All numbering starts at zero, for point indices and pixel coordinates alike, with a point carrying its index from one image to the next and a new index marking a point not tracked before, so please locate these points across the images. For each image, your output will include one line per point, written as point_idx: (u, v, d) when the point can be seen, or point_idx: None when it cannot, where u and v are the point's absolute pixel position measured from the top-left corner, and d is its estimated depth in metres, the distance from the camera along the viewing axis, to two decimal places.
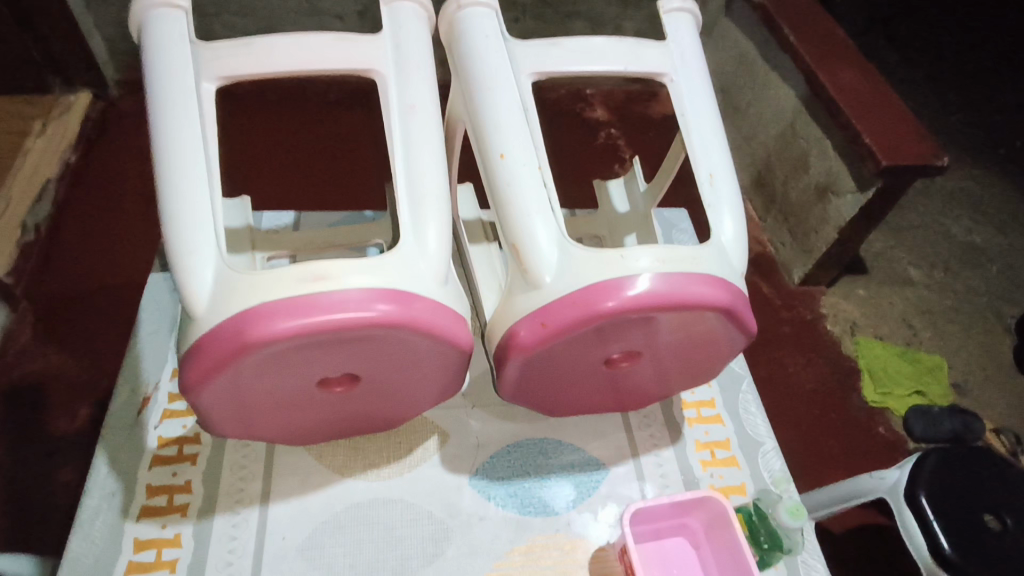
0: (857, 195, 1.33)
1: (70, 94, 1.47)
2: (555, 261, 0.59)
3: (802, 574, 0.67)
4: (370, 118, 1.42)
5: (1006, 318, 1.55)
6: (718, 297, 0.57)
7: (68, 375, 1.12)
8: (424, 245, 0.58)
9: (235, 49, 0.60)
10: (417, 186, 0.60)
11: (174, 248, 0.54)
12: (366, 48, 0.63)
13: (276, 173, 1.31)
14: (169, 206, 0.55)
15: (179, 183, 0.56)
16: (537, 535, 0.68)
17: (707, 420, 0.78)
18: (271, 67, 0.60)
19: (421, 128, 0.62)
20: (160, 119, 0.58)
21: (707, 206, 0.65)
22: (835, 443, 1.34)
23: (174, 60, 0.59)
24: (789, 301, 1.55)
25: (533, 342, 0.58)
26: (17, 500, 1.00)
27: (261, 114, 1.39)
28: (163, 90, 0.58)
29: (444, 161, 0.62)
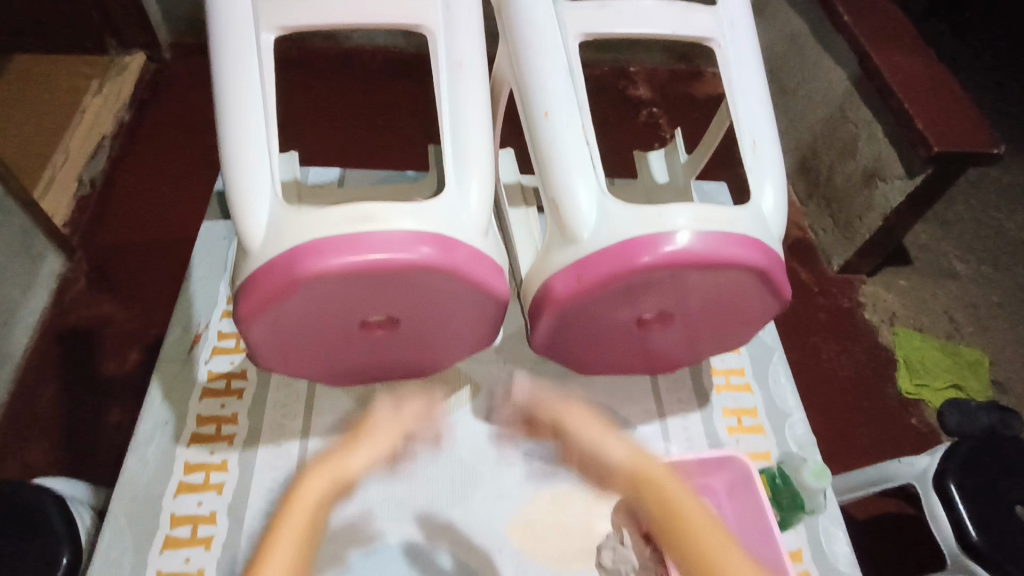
0: (905, 182, 1.31)
1: (127, 54, 1.53)
2: (593, 217, 0.60)
3: (822, 538, 0.68)
4: (413, 87, 1.44)
5: None
6: (754, 258, 0.58)
7: (120, 322, 1.19)
8: (467, 197, 0.59)
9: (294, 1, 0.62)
10: (462, 142, 0.61)
11: (232, 187, 0.57)
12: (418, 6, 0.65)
13: (321, 137, 1.34)
14: (229, 149, 0.58)
15: (240, 127, 0.58)
16: (562, 485, 0.70)
17: (735, 387, 0.79)
18: (328, 19, 0.62)
19: (469, 83, 0.63)
20: (223, 67, 0.60)
21: (749, 170, 0.64)
22: (865, 432, 1.33)
23: (237, 11, 0.62)
24: (827, 288, 1.52)
25: (568, 294, 0.60)
26: (71, 434, 1.07)
27: (308, 79, 1.42)
28: (226, 39, 0.61)
29: (489, 118, 0.64)
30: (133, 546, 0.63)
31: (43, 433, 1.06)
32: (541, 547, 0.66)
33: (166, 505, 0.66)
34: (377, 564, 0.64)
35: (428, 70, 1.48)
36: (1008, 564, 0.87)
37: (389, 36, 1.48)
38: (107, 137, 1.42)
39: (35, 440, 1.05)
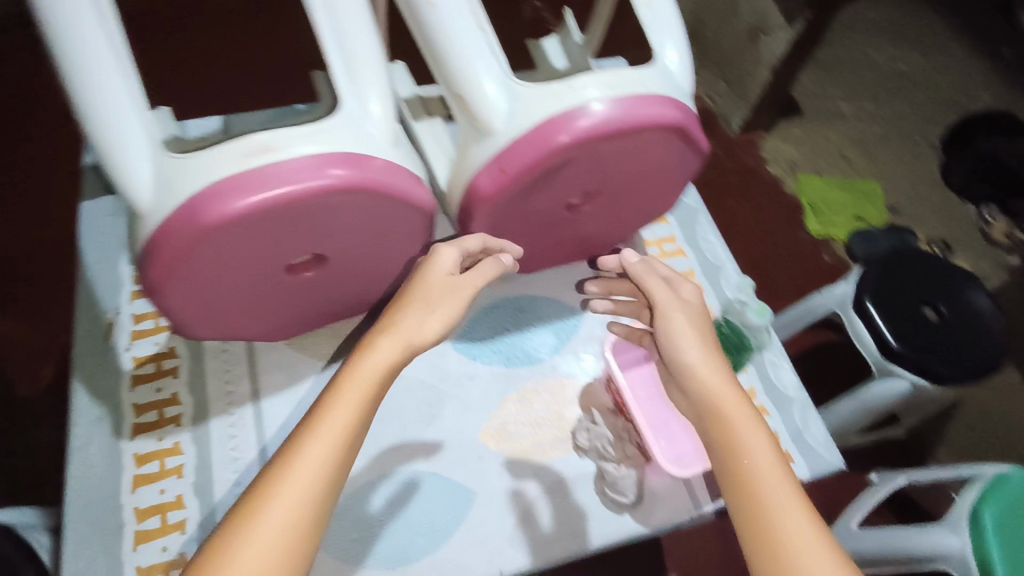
0: (787, 30, 1.36)
1: None
2: (503, 104, 0.57)
3: (770, 371, 0.73)
4: (275, 17, 1.31)
5: (930, 138, 1.57)
6: (669, 117, 0.57)
7: (19, 338, 1.07)
8: (367, 107, 0.55)
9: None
10: (349, 48, 0.56)
11: (97, 141, 0.50)
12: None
13: (189, 83, 1.21)
14: (77, 95, 0.49)
15: (83, 64, 0.49)
16: (527, 382, 0.71)
17: (670, 254, 0.81)
18: None
19: None
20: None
21: (647, 30, 0.62)
22: (786, 277, 1.43)
23: None
24: (731, 150, 1.57)
25: (494, 189, 0.58)
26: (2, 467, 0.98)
27: (150, 28, 1.25)
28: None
29: (371, 16, 0.58)
30: (103, 549, 0.60)
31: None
32: (519, 444, 0.68)
33: (126, 502, 0.62)
34: (361, 498, 0.63)
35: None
36: (924, 361, 0.97)
37: None
38: None
39: None
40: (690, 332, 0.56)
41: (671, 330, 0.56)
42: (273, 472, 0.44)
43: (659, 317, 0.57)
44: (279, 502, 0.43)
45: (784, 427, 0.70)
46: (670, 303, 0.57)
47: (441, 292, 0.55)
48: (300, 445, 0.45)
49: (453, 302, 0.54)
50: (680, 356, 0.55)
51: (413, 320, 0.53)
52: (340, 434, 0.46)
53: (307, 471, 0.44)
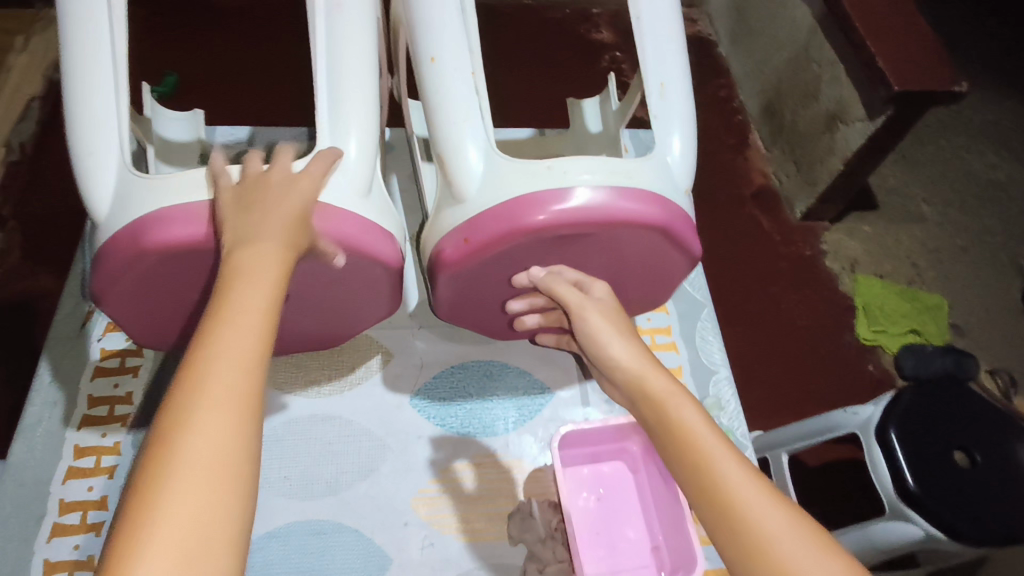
0: (865, 124, 1.26)
1: None
2: (479, 173, 0.55)
3: None
4: None
5: (1019, 259, 1.48)
6: (652, 215, 0.54)
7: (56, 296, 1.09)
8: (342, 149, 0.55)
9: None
10: (341, 90, 0.56)
11: (79, 150, 0.52)
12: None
13: (249, 85, 1.22)
14: (73, 107, 0.52)
15: (86, 83, 0.52)
16: (474, 455, 0.67)
17: (661, 347, 0.76)
18: None
19: (349, 26, 0.57)
20: (65, 9, 0.53)
21: (654, 118, 0.59)
22: (823, 381, 1.33)
23: None
24: (789, 236, 1.49)
25: (458, 258, 0.55)
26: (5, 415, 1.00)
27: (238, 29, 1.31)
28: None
29: (374, 65, 0.58)
30: (19, 537, 0.61)
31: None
32: (449, 518, 0.64)
33: (54, 491, 0.63)
34: (276, 541, 0.61)
35: None
36: (940, 509, 0.86)
37: None
38: None
39: None
40: (611, 329, 0.54)
41: (590, 330, 0.54)
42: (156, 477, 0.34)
43: (576, 318, 0.55)
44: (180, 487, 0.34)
45: None
46: (581, 304, 0.55)
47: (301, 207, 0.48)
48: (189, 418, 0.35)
49: (294, 204, 0.48)
50: (603, 346, 0.53)
51: (271, 254, 0.44)
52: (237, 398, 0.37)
53: (213, 432, 0.35)
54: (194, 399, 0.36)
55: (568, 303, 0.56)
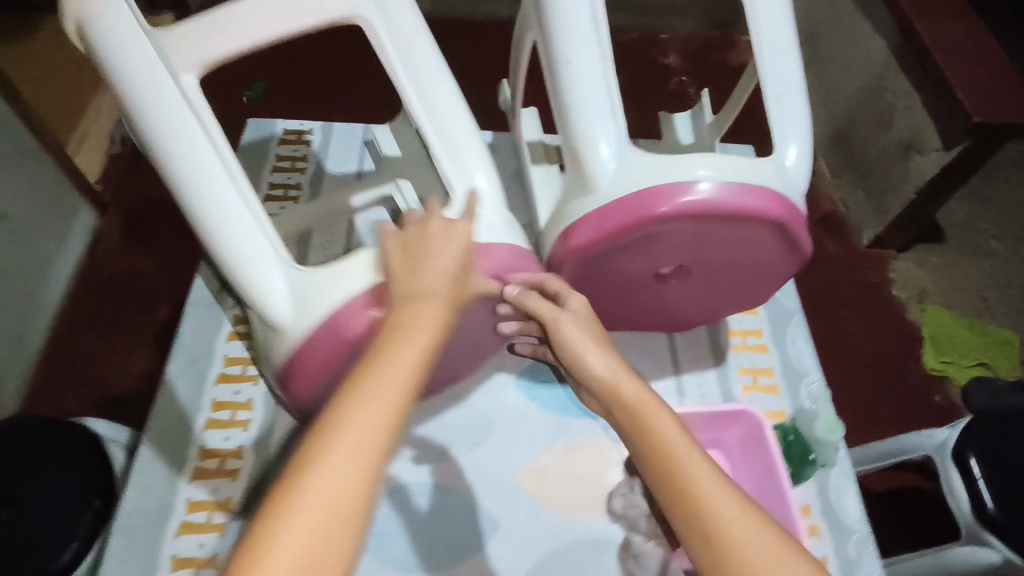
0: (941, 154, 1.28)
1: (155, 16, 1.54)
2: (612, 167, 0.60)
3: (832, 496, 0.69)
4: None
5: None
6: (772, 210, 0.57)
7: (148, 277, 1.25)
8: (472, 185, 0.61)
9: (189, 40, 0.59)
10: (451, 136, 0.62)
11: (235, 272, 0.58)
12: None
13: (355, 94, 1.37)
14: (215, 232, 0.57)
15: (214, 205, 0.57)
16: (575, 436, 0.71)
17: (752, 348, 0.79)
18: (246, 37, 0.59)
19: (427, 68, 0.63)
20: (161, 133, 0.57)
21: (773, 124, 0.64)
22: (889, 407, 1.31)
23: (144, 62, 0.56)
24: (855, 262, 1.49)
25: (587, 243, 0.60)
26: (100, 374, 1.15)
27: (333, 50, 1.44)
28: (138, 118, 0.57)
29: (464, 108, 0.64)
30: (168, 475, 0.69)
31: (86, 378, 1.15)
32: (554, 492, 0.68)
33: (196, 437, 0.72)
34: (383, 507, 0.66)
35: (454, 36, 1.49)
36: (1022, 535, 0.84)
37: None
38: None
39: (72, 386, 1.14)
40: (586, 338, 0.52)
41: (565, 343, 0.52)
42: (278, 498, 0.37)
43: (551, 331, 0.53)
44: (298, 515, 0.36)
45: (832, 554, 0.67)
46: (558, 317, 0.53)
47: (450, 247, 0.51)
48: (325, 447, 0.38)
49: (457, 246, 0.51)
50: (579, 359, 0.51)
51: (435, 300, 0.47)
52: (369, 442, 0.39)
53: (336, 470, 0.37)
54: (336, 425, 0.39)
55: (545, 318, 0.53)
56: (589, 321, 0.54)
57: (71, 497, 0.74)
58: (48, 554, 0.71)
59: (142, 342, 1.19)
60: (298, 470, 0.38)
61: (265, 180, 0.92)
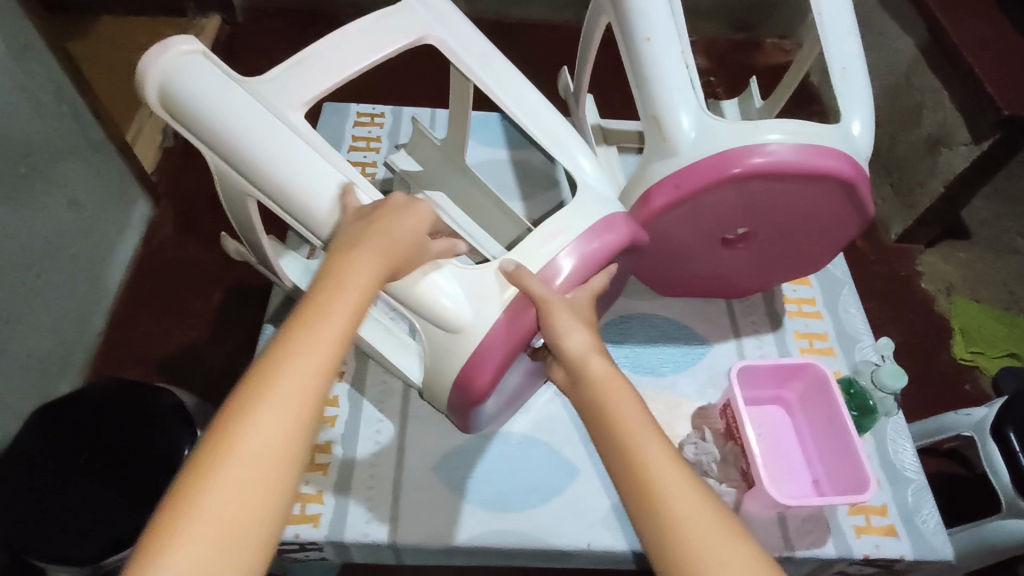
0: (970, 147, 1.30)
1: (203, 18, 1.51)
2: (693, 132, 0.65)
3: (890, 449, 0.73)
4: None
5: None
6: (842, 169, 0.63)
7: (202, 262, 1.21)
8: (578, 168, 0.65)
9: (283, 84, 0.59)
10: (550, 130, 0.65)
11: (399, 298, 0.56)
12: (412, 20, 0.64)
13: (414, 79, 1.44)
14: None
15: None
16: (645, 390, 0.76)
17: (807, 314, 0.84)
18: (345, 66, 0.61)
19: (506, 69, 0.66)
20: (288, 170, 0.55)
21: (839, 97, 0.68)
22: (921, 395, 1.32)
23: (248, 113, 0.56)
24: (884, 256, 1.52)
25: (667, 203, 0.65)
26: (149, 355, 1.10)
27: None
28: (259, 164, 0.56)
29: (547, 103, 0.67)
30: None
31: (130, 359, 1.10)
32: None
33: None
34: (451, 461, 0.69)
35: (492, 38, 1.55)
36: None
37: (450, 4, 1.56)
38: None
39: (122, 364, 1.09)
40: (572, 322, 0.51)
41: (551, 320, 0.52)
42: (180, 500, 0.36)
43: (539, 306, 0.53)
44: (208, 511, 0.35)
45: (892, 502, 0.70)
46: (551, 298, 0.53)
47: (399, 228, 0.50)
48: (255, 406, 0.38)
49: (413, 224, 0.50)
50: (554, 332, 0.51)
51: (371, 267, 0.46)
52: (284, 432, 0.38)
53: (249, 463, 0.37)
54: (249, 410, 0.38)
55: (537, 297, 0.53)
56: (579, 310, 0.54)
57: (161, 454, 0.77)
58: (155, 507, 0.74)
59: (195, 324, 1.13)
60: (214, 451, 0.37)
61: (342, 159, 0.97)
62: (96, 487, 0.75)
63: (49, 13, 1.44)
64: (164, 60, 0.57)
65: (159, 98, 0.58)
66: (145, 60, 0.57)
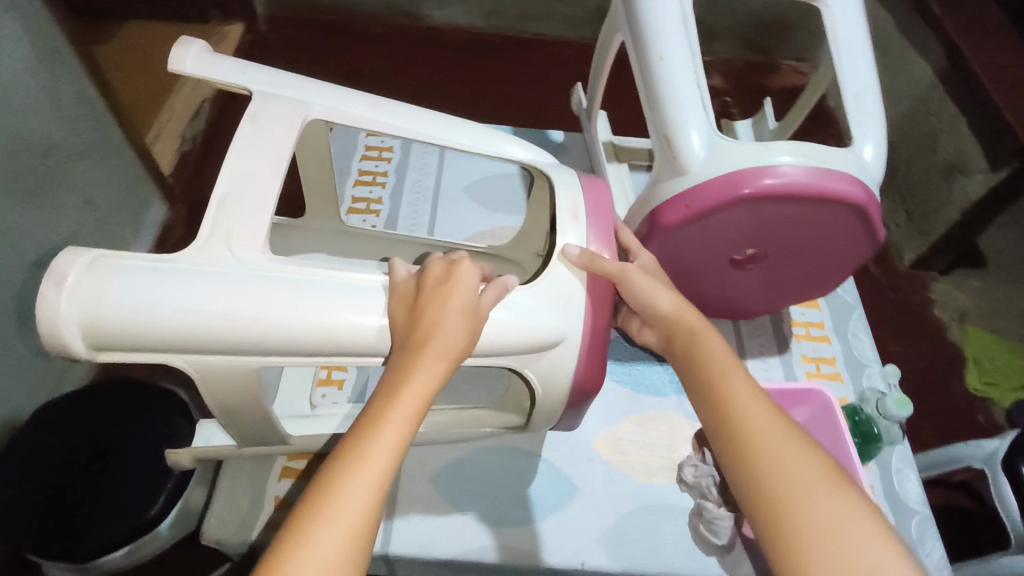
0: (987, 175, 1.29)
1: (227, 25, 1.52)
2: (704, 151, 0.65)
3: (894, 478, 0.72)
4: (492, 69, 1.52)
5: None
6: (856, 193, 0.62)
7: None
8: (513, 157, 0.65)
9: (213, 230, 0.50)
10: (476, 139, 0.64)
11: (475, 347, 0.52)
12: (282, 104, 0.58)
13: (434, 91, 1.45)
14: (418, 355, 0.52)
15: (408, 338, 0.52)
16: (648, 409, 0.75)
17: (815, 338, 0.83)
18: (274, 171, 0.54)
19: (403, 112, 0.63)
20: (293, 302, 0.49)
21: (852, 121, 0.68)
22: (932, 425, 1.30)
23: (212, 289, 0.47)
24: (897, 282, 1.49)
25: (677, 221, 0.65)
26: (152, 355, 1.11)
27: (392, 58, 1.51)
28: (268, 328, 0.48)
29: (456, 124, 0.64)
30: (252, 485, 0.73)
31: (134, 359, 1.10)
32: (628, 459, 0.71)
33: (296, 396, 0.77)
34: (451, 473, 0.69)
35: (507, 52, 1.56)
36: None
37: (468, 17, 1.57)
38: (208, 100, 1.41)
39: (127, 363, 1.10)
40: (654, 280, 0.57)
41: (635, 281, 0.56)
42: None
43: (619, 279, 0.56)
44: None
45: (895, 533, 0.68)
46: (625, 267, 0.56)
47: (442, 324, 0.48)
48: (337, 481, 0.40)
49: (461, 317, 0.49)
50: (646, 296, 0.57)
51: (426, 379, 0.46)
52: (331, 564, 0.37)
53: None
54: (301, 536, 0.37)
55: (611, 272, 0.56)
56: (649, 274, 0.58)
57: (160, 442, 0.75)
58: (137, 505, 0.71)
59: None
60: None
61: (354, 167, 0.98)
62: (84, 485, 0.71)
63: (76, 16, 1.47)
64: (65, 302, 0.45)
65: (89, 343, 0.47)
66: (40, 318, 0.45)
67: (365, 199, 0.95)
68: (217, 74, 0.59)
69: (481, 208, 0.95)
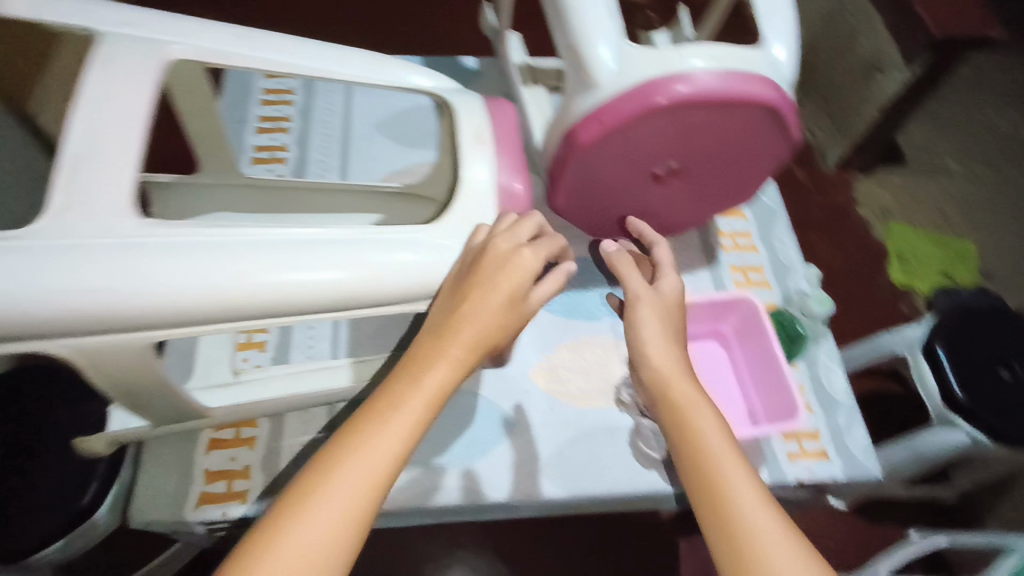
0: (902, 71, 1.30)
1: None
2: (613, 63, 0.61)
3: (820, 372, 0.74)
4: None
5: None
6: (766, 95, 0.60)
7: None
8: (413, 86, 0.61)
9: (65, 195, 0.44)
10: (370, 68, 0.59)
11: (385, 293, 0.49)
12: (133, 45, 0.51)
13: (345, 24, 1.35)
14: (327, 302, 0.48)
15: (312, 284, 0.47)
16: (582, 334, 0.75)
17: (742, 248, 0.83)
18: (131, 117, 0.48)
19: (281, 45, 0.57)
20: (172, 269, 0.44)
21: (763, 21, 0.65)
22: (860, 320, 1.36)
23: (78, 257, 0.42)
24: (822, 186, 1.52)
25: (591, 139, 0.62)
26: None
27: None
28: (148, 297, 0.43)
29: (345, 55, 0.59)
30: (179, 466, 0.63)
31: None
32: (565, 387, 0.71)
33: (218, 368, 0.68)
34: None
35: None
36: (992, 419, 0.87)
37: None
38: None
39: None
40: (653, 317, 0.56)
41: (635, 321, 0.57)
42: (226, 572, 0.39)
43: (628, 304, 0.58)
44: None
45: (824, 427, 0.71)
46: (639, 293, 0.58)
47: (476, 309, 0.49)
48: (361, 434, 0.44)
49: (504, 291, 0.50)
50: (642, 343, 0.56)
51: (449, 373, 0.48)
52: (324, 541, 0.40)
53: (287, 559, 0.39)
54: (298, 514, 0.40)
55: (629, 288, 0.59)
56: (668, 308, 0.58)
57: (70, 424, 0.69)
58: (64, 497, 0.65)
59: None
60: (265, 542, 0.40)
61: (254, 113, 0.90)
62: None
63: None
64: None
65: None
66: None
67: (270, 147, 0.88)
68: (59, 17, 0.52)
69: (395, 146, 0.89)
